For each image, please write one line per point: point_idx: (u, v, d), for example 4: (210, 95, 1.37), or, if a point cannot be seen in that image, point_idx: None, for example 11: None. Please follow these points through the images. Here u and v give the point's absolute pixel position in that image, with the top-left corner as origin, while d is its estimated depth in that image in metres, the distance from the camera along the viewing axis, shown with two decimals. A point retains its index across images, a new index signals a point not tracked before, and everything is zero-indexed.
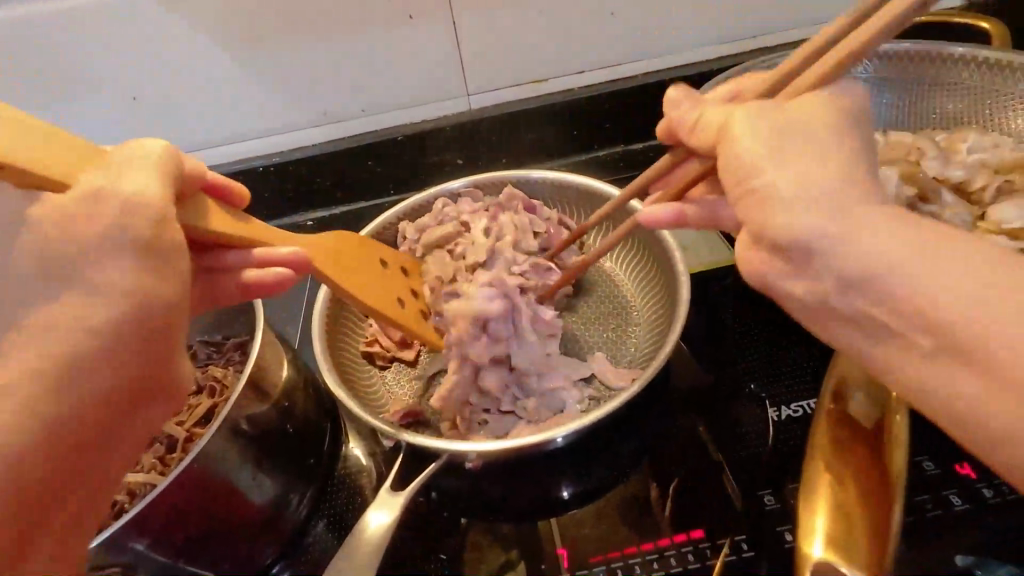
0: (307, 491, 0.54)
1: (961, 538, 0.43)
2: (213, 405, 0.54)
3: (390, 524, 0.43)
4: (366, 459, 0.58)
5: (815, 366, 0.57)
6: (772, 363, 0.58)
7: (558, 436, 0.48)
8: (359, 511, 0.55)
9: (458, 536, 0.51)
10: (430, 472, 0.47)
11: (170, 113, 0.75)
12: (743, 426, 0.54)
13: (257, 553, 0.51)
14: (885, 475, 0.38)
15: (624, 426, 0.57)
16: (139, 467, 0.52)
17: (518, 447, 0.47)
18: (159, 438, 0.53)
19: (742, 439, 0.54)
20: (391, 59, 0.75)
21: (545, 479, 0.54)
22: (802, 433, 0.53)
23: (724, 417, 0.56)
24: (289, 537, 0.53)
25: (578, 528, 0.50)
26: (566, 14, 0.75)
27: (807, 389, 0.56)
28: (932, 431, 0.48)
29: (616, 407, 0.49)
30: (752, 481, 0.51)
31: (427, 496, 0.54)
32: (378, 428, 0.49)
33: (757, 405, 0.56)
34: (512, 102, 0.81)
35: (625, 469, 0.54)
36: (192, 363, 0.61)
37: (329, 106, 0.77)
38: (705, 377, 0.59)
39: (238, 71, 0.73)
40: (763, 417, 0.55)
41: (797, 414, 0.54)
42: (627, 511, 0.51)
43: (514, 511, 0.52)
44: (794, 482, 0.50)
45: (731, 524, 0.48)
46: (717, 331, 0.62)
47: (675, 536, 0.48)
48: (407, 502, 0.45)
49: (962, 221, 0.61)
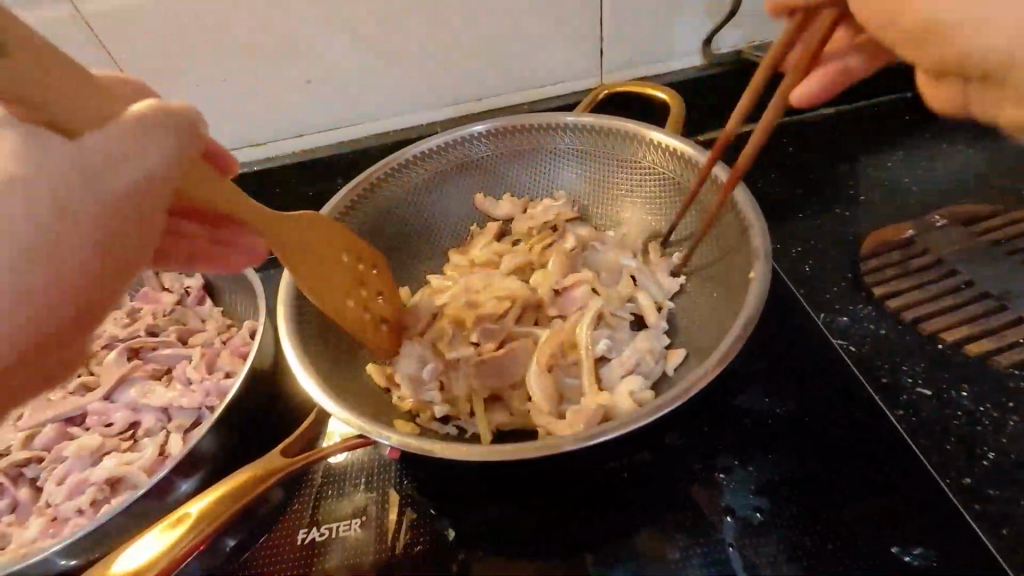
0: (332, 478, 0.57)
1: (937, 525, 0.46)
2: (227, 380, 0.61)
3: (167, 548, 0.43)
4: (370, 451, 0.59)
5: (809, 393, 0.55)
6: (808, 394, 0.55)
7: (575, 443, 0.46)
8: (366, 477, 0.57)
9: (514, 545, 0.51)
10: (249, 472, 0.47)
11: (205, 114, 0.75)
12: (780, 457, 0.51)
13: (286, 539, 0.54)
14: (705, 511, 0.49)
15: (656, 444, 0.54)
16: (160, 434, 0.59)
17: (535, 451, 0.47)
18: (173, 407, 0.60)
19: (784, 472, 0.51)
20: (416, 54, 0.75)
21: (581, 497, 0.52)
22: (843, 473, 0.50)
23: (704, 439, 0.53)
24: (311, 493, 0.57)
25: (633, 546, 0.49)
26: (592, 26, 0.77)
27: (839, 427, 0.52)
28: (896, 461, 0.50)
29: (631, 422, 0.47)
30: (802, 521, 0.48)
31: (470, 501, 0.54)
32: (365, 428, 0.49)
33: (789, 434, 0.53)
34: (535, 100, 0.82)
35: (655, 489, 0.52)
36: (204, 349, 0.64)
37: (366, 110, 0.79)
38: (743, 405, 0.55)
39: (271, 69, 0.73)
40: (799, 451, 0.52)
41: (831, 449, 0.51)
42: (679, 536, 0.49)
43: (565, 528, 0.51)
44: (836, 524, 0.48)
45: (792, 556, 0.47)
46: (757, 354, 0.58)
47: (717, 555, 0.48)
48: (235, 489, 0.46)
49: (957, 176, 0.72)
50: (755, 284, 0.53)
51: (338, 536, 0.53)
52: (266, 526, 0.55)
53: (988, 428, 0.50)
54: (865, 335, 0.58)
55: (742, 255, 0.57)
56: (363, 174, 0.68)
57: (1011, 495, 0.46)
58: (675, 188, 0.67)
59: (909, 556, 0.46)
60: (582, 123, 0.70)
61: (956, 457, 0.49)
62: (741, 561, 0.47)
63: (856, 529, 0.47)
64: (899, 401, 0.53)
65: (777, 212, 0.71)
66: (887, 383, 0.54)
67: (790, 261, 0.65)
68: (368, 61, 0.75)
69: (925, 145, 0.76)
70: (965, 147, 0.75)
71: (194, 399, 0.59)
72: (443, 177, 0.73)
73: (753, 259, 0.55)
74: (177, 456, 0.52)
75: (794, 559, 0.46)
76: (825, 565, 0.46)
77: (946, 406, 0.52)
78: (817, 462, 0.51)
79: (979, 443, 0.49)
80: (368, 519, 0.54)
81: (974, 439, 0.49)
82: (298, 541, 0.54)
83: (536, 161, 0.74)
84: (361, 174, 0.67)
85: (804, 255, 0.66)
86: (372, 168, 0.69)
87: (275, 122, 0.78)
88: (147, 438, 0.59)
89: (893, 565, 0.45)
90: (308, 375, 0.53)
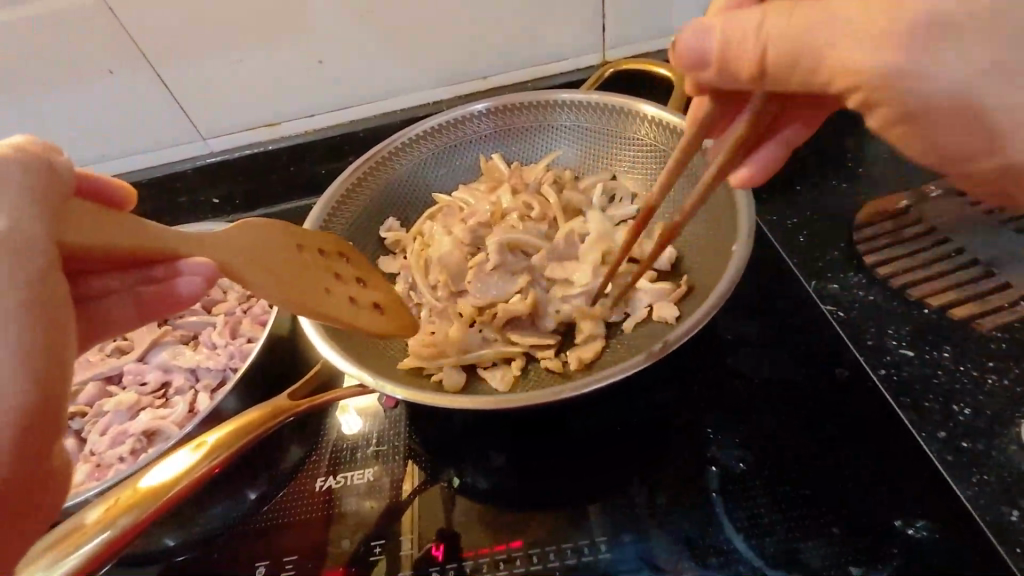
0: (345, 434, 0.62)
1: (942, 499, 0.47)
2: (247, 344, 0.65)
3: (187, 470, 0.47)
4: (376, 414, 0.63)
5: (795, 355, 0.57)
6: (793, 354, 0.57)
7: (566, 394, 0.50)
8: (377, 433, 0.61)
9: (516, 496, 0.54)
10: (258, 411, 0.52)
11: (214, 100, 0.79)
12: (763, 411, 0.54)
13: (304, 487, 0.59)
14: (689, 465, 0.53)
15: (645, 401, 0.57)
16: (190, 393, 0.64)
17: (529, 402, 0.50)
18: (198, 368, 0.65)
19: (762, 423, 0.54)
20: (415, 40, 0.78)
21: (578, 449, 0.56)
22: (826, 425, 0.53)
23: (695, 398, 0.57)
24: (327, 447, 0.61)
25: (622, 493, 0.53)
26: (590, 3, 0.78)
27: (820, 389, 0.55)
28: (878, 423, 0.52)
29: (619, 376, 0.50)
30: (782, 466, 0.51)
31: (470, 464, 0.57)
32: (367, 380, 0.53)
33: (771, 390, 0.56)
34: (535, 81, 0.84)
35: (646, 444, 0.55)
36: (226, 316, 0.69)
37: (371, 94, 0.82)
38: (731, 364, 0.58)
39: (275, 57, 0.76)
40: (781, 405, 0.54)
41: (815, 402, 0.54)
42: (665, 483, 0.53)
43: (564, 483, 0.54)
44: (815, 472, 0.51)
45: (771, 498, 0.50)
46: (745, 319, 0.61)
47: (698, 496, 0.51)
48: (245, 426, 0.50)
49: None
50: (738, 251, 0.55)
51: (352, 486, 0.58)
52: (289, 475, 0.60)
53: (967, 386, 0.52)
54: (847, 300, 0.60)
55: (731, 224, 0.59)
56: (368, 155, 0.71)
57: (984, 447, 0.49)
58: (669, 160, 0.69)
59: (912, 528, 0.47)
60: (577, 99, 0.72)
61: (932, 414, 0.51)
62: (725, 507, 0.50)
63: (850, 487, 0.49)
64: (882, 360, 0.55)
65: (773, 185, 0.72)
66: (872, 345, 0.56)
67: (786, 230, 0.68)
68: (369, 41, 0.77)
69: None
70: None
71: (219, 361, 0.64)
72: (446, 153, 0.76)
73: (739, 227, 0.57)
74: (204, 412, 0.57)
75: (784, 514, 0.49)
76: (806, 511, 0.49)
77: (929, 365, 0.54)
78: (800, 414, 0.54)
79: (956, 401, 0.52)
80: (379, 470, 0.59)
81: (951, 397, 0.52)
82: (314, 492, 0.58)
83: (535, 137, 0.76)
84: (366, 154, 0.71)
85: (799, 225, 0.68)
86: (378, 148, 0.72)
87: (286, 108, 0.82)
88: (176, 397, 0.64)
89: (892, 532, 0.47)
90: (320, 338, 0.57)
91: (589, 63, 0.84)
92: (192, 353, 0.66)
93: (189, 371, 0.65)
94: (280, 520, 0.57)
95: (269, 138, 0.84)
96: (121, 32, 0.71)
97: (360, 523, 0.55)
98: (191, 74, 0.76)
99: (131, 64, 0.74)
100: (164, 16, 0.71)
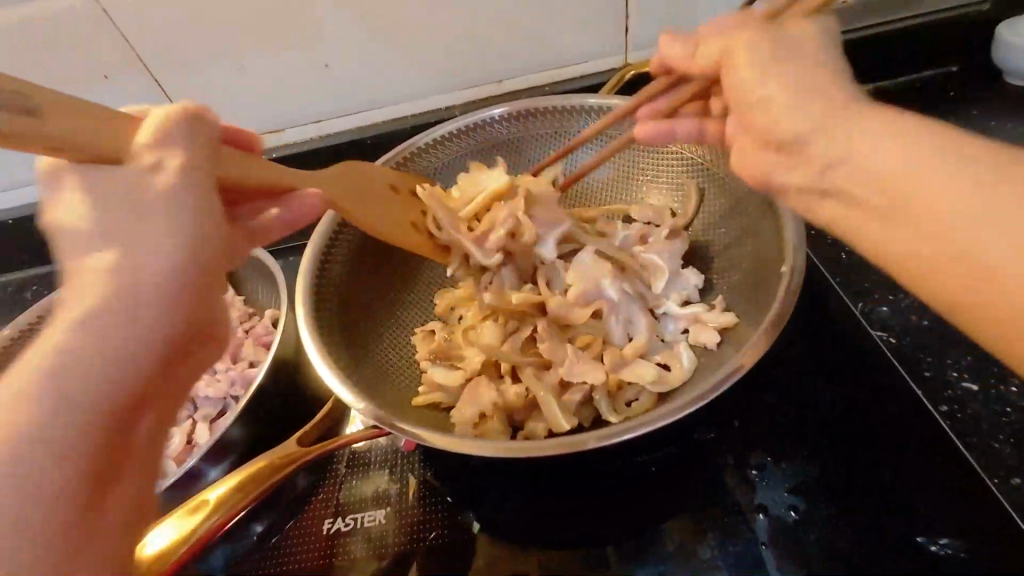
0: (354, 467, 0.58)
1: (960, 508, 0.46)
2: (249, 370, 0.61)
3: (186, 535, 0.43)
4: (388, 445, 0.58)
5: (843, 387, 0.53)
6: (842, 385, 0.53)
7: (600, 438, 0.45)
8: (389, 466, 0.57)
9: (543, 543, 0.50)
10: (266, 460, 0.47)
11: (215, 108, 0.75)
12: (812, 450, 0.50)
13: (312, 526, 0.55)
14: (732, 511, 0.48)
15: (682, 437, 0.53)
16: (188, 422, 0.60)
17: (561, 448, 0.45)
18: (196, 396, 0.60)
19: (810, 462, 0.49)
20: (428, 41, 0.73)
21: (608, 488, 0.51)
22: (883, 468, 0.48)
23: (736, 434, 0.52)
24: (336, 481, 0.57)
25: (657, 540, 0.49)
26: (590, 3, 0.73)
27: (874, 425, 0.50)
28: (942, 467, 0.47)
29: (659, 420, 0.45)
30: (836, 515, 0.47)
31: (489, 506, 0.52)
32: (382, 421, 0.48)
33: (819, 426, 0.51)
34: (553, 84, 0.79)
35: (684, 486, 0.51)
36: (227, 338, 0.65)
37: (381, 99, 0.78)
38: (774, 396, 0.53)
39: (279, 61, 0.72)
40: (832, 445, 0.50)
41: (869, 440, 0.50)
42: (706, 530, 0.48)
43: (594, 527, 0.50)
44: (871, 522, 0.46)
45: (824, 551, 0.45)
46: (788, 345, 0.56)
47: (745, 548, 0.47)
48: (254, 478, 0.46)
49: None
50: (787, 274, 0.50)
51: (363, 526, 0.54)
52: (295, 512, 0.56)
53: None
54: (900, 325, 0.55)
55: (778, 244, 0.54)
56: (378, 165, 0.67)
57: None
58: (701, 172, 0.65)
59: (933, 545, 0.45)
60: (603, 105, 0.67)
61: (1000, 457, 0.47)
62: (774, 559, 0.46)
63: (908, 536, 0.45)
64: (943, 396, 0.50)
65: None
66: (930, 377, 0.52)
67: (827, 247, 0.63)
68: (378, 44, 0.73)
69: (971, 124, 0.72)
70: (1011, 127, 0.71)
71: (219, 388, 0.60)
72: (461, 161, 0.72)
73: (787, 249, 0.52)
74: (203, 449, 0.52)
75: (827, 556, 0.45)
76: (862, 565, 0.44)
77: (994, 401, 0.49)
78: (853, 454, 0.49)
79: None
80: (392, 508, 0.54)
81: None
82: (322, 533, 0.54)
83: (555, 144, 0.72)
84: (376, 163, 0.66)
85: (842, 240, 0.63)
86: (388, 157, 0.67)
87: (291, 114, 0.77)
88: (173, 427, 0.59)
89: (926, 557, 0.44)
90: (328, 369, 0.52)
91: (610, 65, 0.79)
92: (191, 379, 0.61)
93: (188, 398, 0.61)
94: (286, 564, 0.53)
95: (271, 145, 0.80)
96: (119, 38, 0.67)
97: (369, 569, 0.51)
98: (191, 82, 0.72)
99: (125, 71, 0.70)
100: (163, 21, 0.67)
